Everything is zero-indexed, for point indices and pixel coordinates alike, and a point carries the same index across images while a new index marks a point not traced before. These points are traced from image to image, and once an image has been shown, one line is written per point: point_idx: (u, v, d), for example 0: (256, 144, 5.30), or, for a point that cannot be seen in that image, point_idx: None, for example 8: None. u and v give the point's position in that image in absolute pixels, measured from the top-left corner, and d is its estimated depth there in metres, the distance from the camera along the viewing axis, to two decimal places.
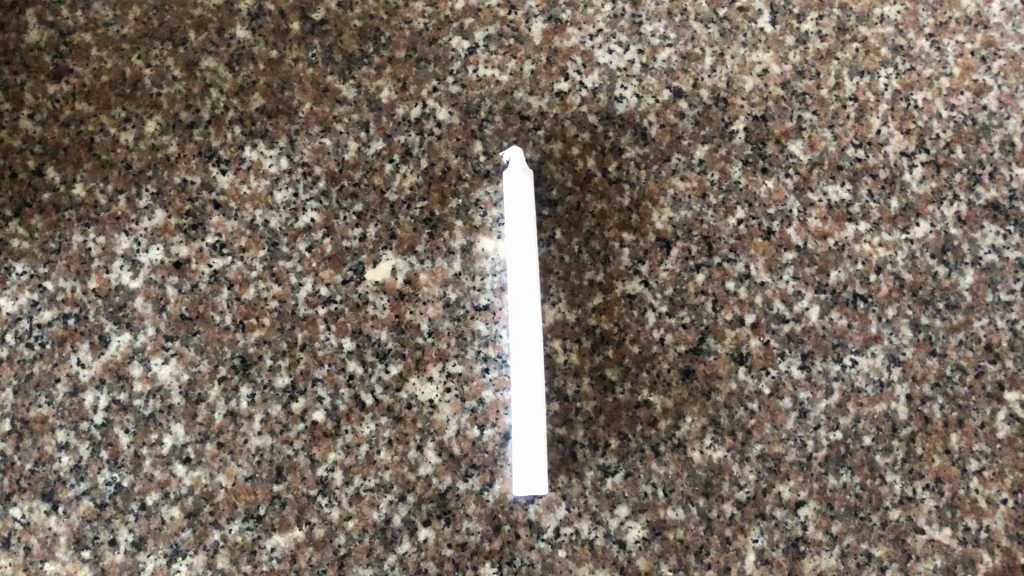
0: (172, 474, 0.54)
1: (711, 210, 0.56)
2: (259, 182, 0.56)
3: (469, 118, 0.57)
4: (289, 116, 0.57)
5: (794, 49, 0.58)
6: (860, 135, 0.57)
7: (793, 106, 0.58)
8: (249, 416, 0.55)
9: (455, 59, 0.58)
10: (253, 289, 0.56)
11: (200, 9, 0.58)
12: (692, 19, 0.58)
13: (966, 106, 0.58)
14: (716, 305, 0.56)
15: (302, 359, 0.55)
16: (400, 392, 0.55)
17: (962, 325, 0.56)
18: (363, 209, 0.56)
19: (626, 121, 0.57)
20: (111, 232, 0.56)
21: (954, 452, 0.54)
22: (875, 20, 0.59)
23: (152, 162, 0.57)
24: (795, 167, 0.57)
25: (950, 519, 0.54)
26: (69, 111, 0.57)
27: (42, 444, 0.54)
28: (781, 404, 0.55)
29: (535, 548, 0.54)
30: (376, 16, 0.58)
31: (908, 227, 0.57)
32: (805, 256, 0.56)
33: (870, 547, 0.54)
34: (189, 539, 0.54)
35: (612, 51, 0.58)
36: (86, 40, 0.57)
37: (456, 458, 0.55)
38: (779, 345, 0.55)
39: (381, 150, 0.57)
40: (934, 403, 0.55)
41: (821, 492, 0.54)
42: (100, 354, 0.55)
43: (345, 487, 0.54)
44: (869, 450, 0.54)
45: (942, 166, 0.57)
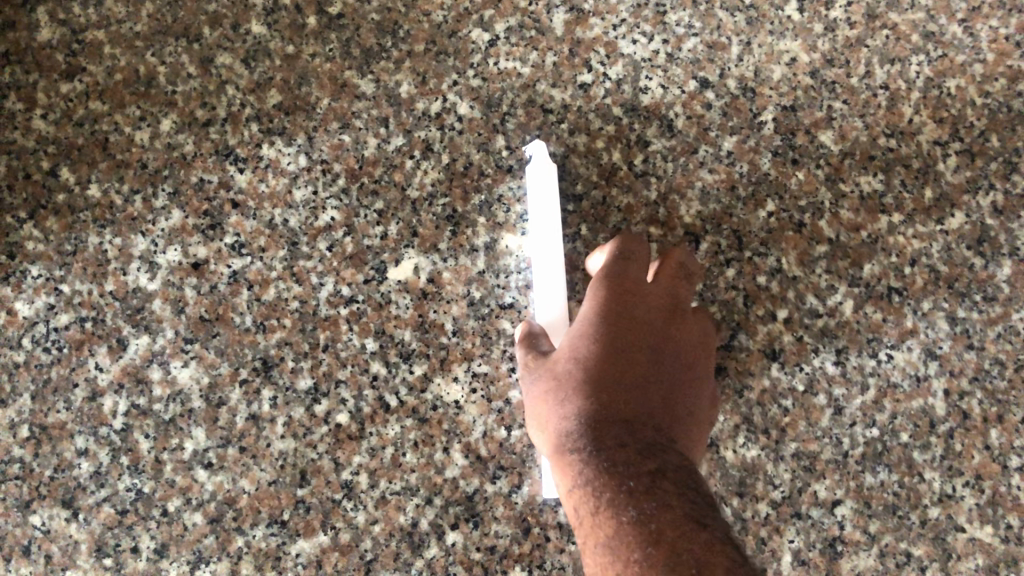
0: (194, 479, 0.53)
1: (740, 203, 0.55)
2: (277, 180, 0.55)
3: (491, 112, 0.56)
4: (308, 113, 0.56)
5: (822, 36, 0.57)
6: (892, 124, 0.56)
7: (823, 96, 0.56)
8: (271, 420, 0.54)
9: (475, 51, 0.56)
10: (274, 289, 0.54)
11: (215, 5, 0.56)
12: (718, 8, 0.57)
13: (1001, 92, 0.56)
14: (747, 300, 0.54)
15: (325, 360, 0.54)
16: (425, 393, 0.54)
17: (1000, 318, 0.54)
18: (384, 207, 0.55)
19: (652, 113, 0.56)
20: (127, 233, 0.55)
21: (994, 449, 0.53)
22: (906, 6, 0.57)
23: (168, 161, 0.55)
24: (826, 158, 0.56)
25: (991, 517, 0.53)
26: (83, 111, 0.56)
27: (60, 450, 0.53)
28: (815, 400, 0.54)
29: (566, 551, 0.53)
30: (394, 9, 0.57)
31: (943, 218, 0.55)
32: (837, 248, 0.55)
33: (910, 546, 0.53)
34: (212, 545, 0.53)
35: (636, 41, 0.56)
36: (99, 38, 0.56)
37: (484, 460, 0.53)
38: (812, 340, 0.54)
39: (402, 146, 0.56)
40: (973, 399, 0.54)
41: (858, 490, 0.53)
42: (119, 357, 0.54)
43: (371, 490, 0.53)
44: (906, 447, 0.53)
45: (977, 154, 0.56)
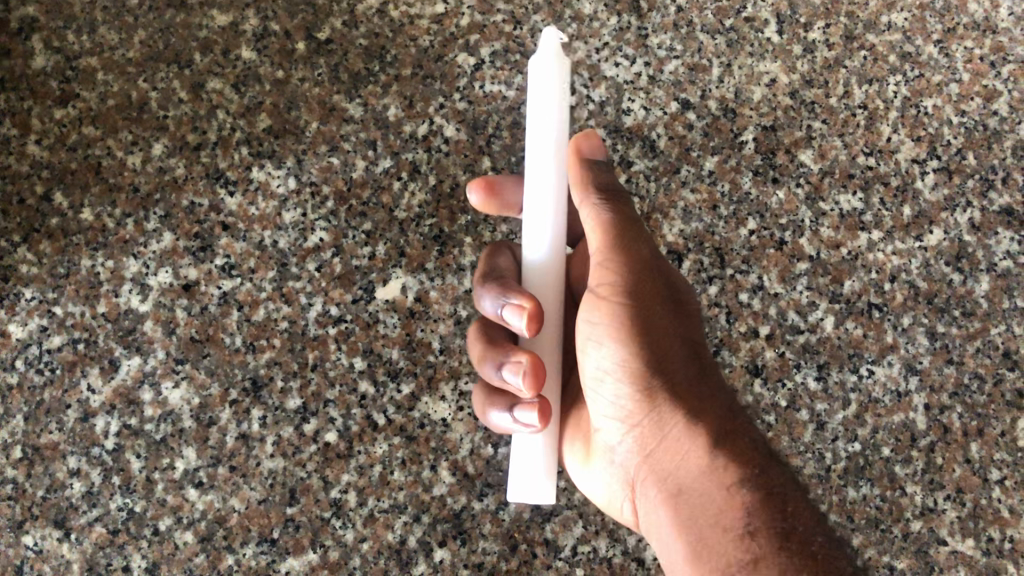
0: (185, 498, 0.54)
1: (722, 221, 0.56)
2: (267, 203, 0.56)
3: (477, 134, 0.57)
4: (297, 136, 0.57)
5: (802, 57, 0.58)
6: (870, 143, 0.57)
7: (802, 116, 0.57)
8: (261, 439, 0.54)
9: (461, 75, 0.57)
10: (263, 310, 0.55)
11: (206, 31, 0.58)
12: (698, 31, 0.58)
13: (977, 111, 0.58)
14: (729, 317, 0.55)
15: (314, 380, 0.55)
16: (413, 411, 0.55)
17: (979, 333, 0.56)
18: (372, 228, 0.56)
19: (634, 134, 0.57)
20: (119, 256, 0.56)
21: (974, 462, 0.54)
22: (883, 28, 0.58)
23: (160, 184, 0.56)
24: (806, 176, 0.56)
25: (972, 530, 0.53)
26: (76, 136, 0.57)
27: (53, 470, 0.54)
28: (798, 416, 0.54)
29: (553, 567, 0.54)
30: (381, 34, 0.58)
31: (921, 235, 0.56)
32: (818, 265, 0.56)
33: (893, 560, 0.53)
34: (203, 564, 0.53)
35: (619, 64, 0.57)
36: (92, 64, 0.57)
37: (471, 478, 0.54)
38: (794, 356, 0.55)
39: (389, 168, 0.56)
40: (953, 413, 0.55)
41: (840, 504, 0.54)
42: (111, 378, 0.55)
43: (360, 508, 0.54)
44: (888, 461, 0.54)
45: (954, 172, 0.57)
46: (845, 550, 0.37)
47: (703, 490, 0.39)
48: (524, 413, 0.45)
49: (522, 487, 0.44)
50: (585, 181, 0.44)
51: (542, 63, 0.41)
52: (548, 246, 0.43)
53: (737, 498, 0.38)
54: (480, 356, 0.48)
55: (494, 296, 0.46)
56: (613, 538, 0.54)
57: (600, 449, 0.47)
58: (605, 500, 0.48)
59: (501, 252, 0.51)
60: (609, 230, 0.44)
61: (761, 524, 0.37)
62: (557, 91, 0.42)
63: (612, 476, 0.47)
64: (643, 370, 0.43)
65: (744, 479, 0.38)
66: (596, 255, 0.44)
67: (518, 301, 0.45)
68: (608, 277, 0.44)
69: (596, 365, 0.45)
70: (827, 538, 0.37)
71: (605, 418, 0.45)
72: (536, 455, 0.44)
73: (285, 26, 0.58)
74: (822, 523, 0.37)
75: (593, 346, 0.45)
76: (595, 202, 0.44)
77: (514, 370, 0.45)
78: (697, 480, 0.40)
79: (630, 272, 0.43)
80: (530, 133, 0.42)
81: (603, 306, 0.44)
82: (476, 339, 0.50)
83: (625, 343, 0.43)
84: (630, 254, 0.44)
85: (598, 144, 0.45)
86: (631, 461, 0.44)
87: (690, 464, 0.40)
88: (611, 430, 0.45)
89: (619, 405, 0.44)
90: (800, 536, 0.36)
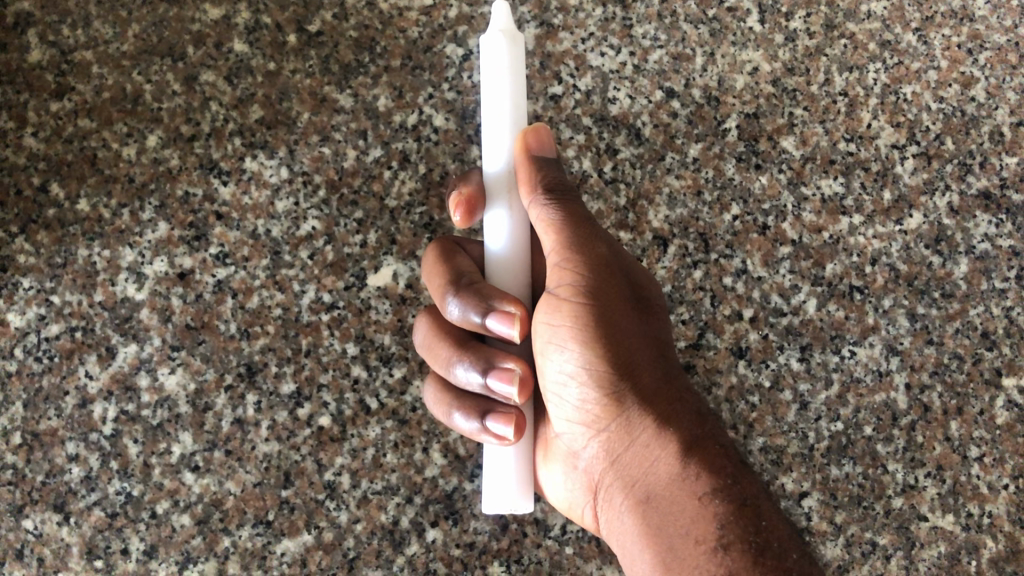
0: (181, 482, 0.55)
1: (706, 207, 0.57)
2: (260, 192, 0.57)
3: (465, 123, 0.58)
4: (289, 126, 0.58)
5: (784, 46, 0.59)
6: (851, 129, 0.58)
7: (785, 103, 0.58)
8: (256, 423, 0.55)
9: (450, 66, 0.58)
10: (257, 297, 0.56)
11: (199, 25, 0.58)
12: (683, 21, 0.58)
13: (955, 97, 0.59)
14: (714, 300, 0.56)
15: (308, 365, 0.56)
16: (404, 395, 0.56)
17: (958, 314, 0.57)
18: (363, 216, 0.57)
19: (620, 122, 0.57)
20: (115, 245, 0.57)
21: (954, 440, 0.56)
22: (863, 17, 0.59)
23: (155, 175, 0.57)
24: (788, 163, 0.58)
25: (952, 506, 0.55)
26: (72, 128, 0.57)
27: (52, 456, 0.55)
28: (781, 396, 0.56)
29: (542, 546, 0.56)
30: (371, 26, 0.58)
31: (902, 219, 0.58)
32: (801, 249, 0.57)
33: (874, 535, 0.55)
34: (200, 546, 0.55)
35: (604, 54, 0.58)
36: (87, 58, 0.58)
37: (462, 459, 0.56)
38: (778, 338, 0.56)
39: (380, 157, 0.57)
40: (933, 392, 0.56)
41: (824, 483, 0.55)
42: (108, 365, 0.56)
43: (353, 490, 0.55)
44: (870, 439, 0.56)
45: (933, 157, 0.58)
46: (812, 560, 0.39)
47: (676, 500, 0.41)
48: (497, 424, 0.46)
49: (499, 498, 0.45)
50: (532, 182, 0.43)
51: (492, 43, 0.41)
52: (507, 237, 0.45)
53: (709, 510, 0.40)
54: (449, 358, 0.48)
55: (472, 305, 0.46)
56: None
57: (561, 452, 0.49)
58: (565, 501, 0.50)
59: (459, 252, 0.49)
60: (562, 229, 0.44)
61: (736, 537, 0.39)
62: (510, 72, 0.41)
63: (572, 478, 0.48)
64: (609, 375, 0.44)
65: (717, 491, 0.40)
66: (555, 253, 0.45)
67: (507, 311, 0.44)
68: (569, 278, 0.45)
69: (559, 369, 0.46)
70: (798, 551, 0.39)
71: (568, 421, 0.47)
72: (509, 469, 0.45)
73: (277, 19, 0.58)
74: (791, 535, 0.40)
75: (555, 349, 0.45)
76: (544, 203, 0.44)
77: (504, 379, 0.45)
78: (669, 489, 0.41)
79: (589, 273, 0.45)
80: (485, 120, 0.43)
81: (564, 308, 0.45)
82: (440, 339, 0.49)
83: (589, 346, 0.44)
84: (587, 255, 0.44)
85: (546, 137, 0.44)
86: (596, 466, 0.46)
87: (660, 472, 0.42)
88: (574, 433, 0.47)
89: (583, 409, 0.45)
90: (773, 552, 0.38)
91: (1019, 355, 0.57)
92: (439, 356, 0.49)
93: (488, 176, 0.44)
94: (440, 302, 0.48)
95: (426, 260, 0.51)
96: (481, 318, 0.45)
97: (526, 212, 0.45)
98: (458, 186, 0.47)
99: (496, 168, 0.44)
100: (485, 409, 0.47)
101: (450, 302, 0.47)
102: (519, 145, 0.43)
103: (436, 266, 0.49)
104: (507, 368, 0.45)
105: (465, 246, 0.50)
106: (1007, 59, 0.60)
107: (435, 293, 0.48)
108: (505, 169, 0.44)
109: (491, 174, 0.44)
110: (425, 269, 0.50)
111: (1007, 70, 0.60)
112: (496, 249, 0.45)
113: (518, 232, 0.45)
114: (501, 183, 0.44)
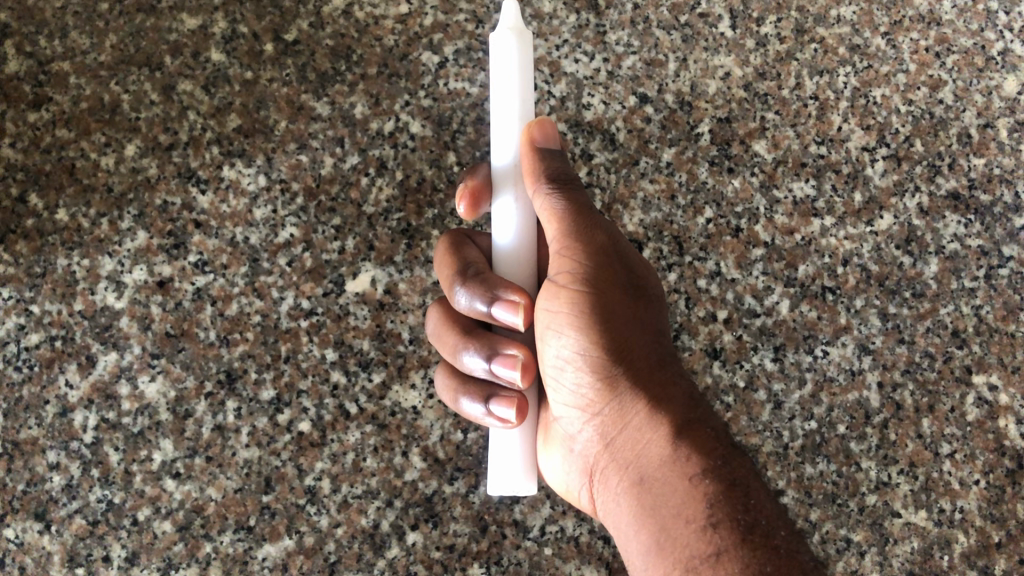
0: (162, 489, 0.55)
1: (680, 210, 0.57)
2: (238, 200, 0.57)
3: (442, 130, 0.59)
4: (266, 135, 0.58)
5: (755, 51, 0.60)
6: (822, 132, 0.59)
7: (756, 107, 0.59)
8: (236, 429, 0.56)
9: (426, 73, 0.59)
10: (236, 304, 0.57)
11: (176, 35, 0.59)
12: (655, 27, 0.59)
13: (923, 100, 0.60)
14: (688, 302, 0.57)
15: (287, 372, 0.56)
16: (384, 400, 0.56)
17: (929, 313, 0.58)
18: (341, 223, 0.58)
19: (595, 128, 0.58)
20: (94, 254, 0.57)
21: (926, 437, 0.57)
22: (832, 21, 0.60)
23: (133, 184, 0.57)
24: (760, 166, 0.58)
25: (924, 502, 0.56)
26: (50, 138, 0.58)
27: (32, 464, 0.55)
28: (756, 396, 0.56)
29: (522, 547, 0.56)
30: (347, 35, 0.59)
31: (872, 220, 0.59)
32: (773, 251, 0.58)
33: (849, 532, 0.56)
34: (181, 552, 0.55)
35: (578, 60, 0.58)
36: (65, 68, 0.58)
37: (442, 462, 0.56)
38: (751, 339, 0.57)
39: (357, 164, 0.58)
40: (905, 390, 0.57)
41: (799, 481, 0.56)
42: (88, 374, 0.56)
43: (333, 494, 0.56)
44: (843, 438, 0.56)
45: (903, 159, 0.59)
46: (802, 540, 0.39)
47: (667, 481, 0.41)
48: (500, 407, 0.46)
49: (503, 482, 0.46)
50: (536, 172, 0.44)
51: (501, 40, 0.41)
52: (515, 232, 0.45)
53: (700, 490, 0.39)
54: (456, 346, 0.49)
55: (477, 294, 0.46)
56: (580, 517, 0.56)
57: (558, 436, 0.48)
58: (561, 485, 0.50)
59: (468, 244, 0.50)
60: (564, 218, 0.45)
61: (724, 515, 0.38)
62: (519, 69, 0.42)
63: (568, 461, 0.48)
64: (604, 360, 0.44)
65: (707, 472, 0.40)
66: (556, 242, 0.46)
67: (511, 299, 0.45)
68: (568, 266, 0.45)
69: (556, 354, 0.46)
70: (788, 531, 0.38)
71: (565, 406, 0.47)
72: (514, 453, 0.46)
73: (253, 28, 0.59)
74: (781, 515, 0.39)
75: (553, 335, 0.46)
76: (547, 193, 0.44)
77: (507, 364, 0.46)
78: (661, 470, 0.41)
79: (588, 262, 0.45)
80: (494, 115, 0.43)
81: (563, 295, 0.45)
82: (448, 328, 0.50)
83: (585, 331, 0.44)
84: (586, 243, 0.45)
85: (551, 130, 0.44)
86: (591, 450, 0.46)
87: (652, 454, 0.42)
88: (570, 418, 0.47)
89: (579, 394, 0.46)
90: (762, 530, 0.38)
91: (988, 353, 0.58)
92: (448, 345, 0.50)
93: (496, 170, 0.44)
94: (449, 292, 0.49)
95: (436, 253, 0.52)
96: (487, 307, 0.46)
97: (531, 203, 0.45)
98: (466, 179, 0.49)
99: (504, 162, 0.44)
100: (488, 394, 0.47)
101: (458, 291, 0.48)
102: (524, 138, 0.43)
103: (446, 256, 0.50)
104: (511, 354, 0.46)
105: (476, 239, 0.51)
106: (974, 62, 0.61)
107: (445, 283, 0.49)
108: (513, 164, 0.44)
109: (499, 168, 0.44)
110: (436, 260, 0.51)
111: (975, 73, 0.60)
112: (503, 243, 0.46)
113: (527, 225, 0.45)
114: (508, 177, 0.44)
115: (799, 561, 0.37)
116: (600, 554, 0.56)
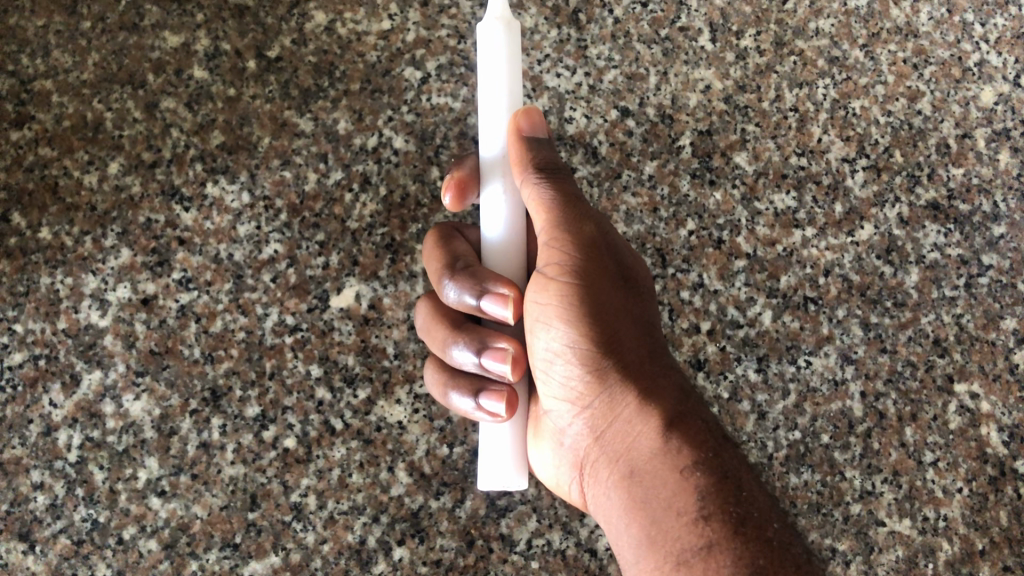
0: (148, 507, 0.55)
1: (662, 223, 0.58)
2: (221, 217, 0.57)
3: (425, 145, 0.59)
4: (249, 151, 0.58)
5: (735, 64, 0.60)
6: (802, 143, 0.60)
7: (736, 120, 0.59)
8: (221, 446, 0.56)
9: (409, 89, 0.59)
10: (220, 321, 0.57)
11: (158, 52, 0.59)
12: (636, 41, 0.59)
13: (902, 111, 0.61)
14: (671, 314, 0.57)
15: (271, 388, 0.56)
16: (369, 415, 0.56)
17: (910, 322, 0.58)
18: (325, 238, 0.58)
19: (577, 141, 0.58)
20: (78, 273, 0.57)
21: (909, 445, 0.57)
22: (811, 34, 0.61)
23: (117, 203, 0.57)
24: (741, 178, 0.59)
25: (909, 511, 0.57)
26: (33, 157, 0.57)
27: (17, 484, 0.55)
28: (740, 407, 0.57)
29: (509, 560, 0.56)
30: (330, 51, 0.59)
31: (853, 230, 0.59)
32: (755, 262, 0.58)
33: (834, 541, 0.56)
34: (167, 570, 0.55)
35: (560, 75, 0.59)
36: (47, 87, 0.58)
37: (428, 477, 0.56)
38: (734, 350, 0.57)
39: (341, 180, 0.58)
40: (888, 400, 0.58)
41: (784, 491, 0.56)
42: (72, 393, 0.56)
43: (320, 510, 0.56)
44: (827, 447, 0.57)
45: (882, 170, 0.60)
46: (794, 534, 0.39)
47: (656, 473, 0.41)
48: (491, 401, 0.47)
49: (494, 476, 0.46)
50: (524, 162, 0.44)
51: (489, 30, 0.41)
52: (504, 225, 0.45)
53: (691, 483, 0.39)
54: (446, 340, 0.49)
55: (467, 287, 0.47)
56: (567, 530, 0.57)
57: (548, 430, 0.49)
58: (551, 479, 0.50)
59: (457, 237, 0.51)
60: (552, 209, 0.45)
61: (716, 508, 0.38)
62: (507, 60, 0.42)
63: (559, 455, 0.48)
64: (593, 352, 0.44)
65: (698, 465, 0.40)
66: (545, 234, 0.46)
67: (501, 293, 0.46)
68: (557, 257, 0.45)
69: (546, 347, 0.46)
70: (780, 524, 0.39)
71: (555, 400, 0.47)
72: (505, 448, 0.46)
73: (236, 46, 0.59)
74: (772, 508, 0.39)
75: (542, 328, 0.46)
76: (535, 182, 0.44)
77: (497, 357, 0.46)
78: (651, 463, 0.41)
79: (578, 253, 0.45)
80: (482, 105, 0.43)
81: (551, 288, 0.45)
82: (438, 322, 0.50)
83: (574, 323, 0.45)
84: (575, 234, 0.45)
85: (538, 119, 0.44)
86: (582, 443, 0.46)
87: (642, 447, 0.42)
88: (561, 412, 0.47)
89: (568, 386, 0.46)
90: (753, 523, 0.38)
91: (969, 361, 0.59)
92: (437, 339, 0.50)
93: (485, 160, 0.44)
94: (438, 285, 0.49)
95: (425, 246, 0.52)
96: (477, 300, 0.47)
97: (520, 193, 0.45)
98: (453, 171, 0.50)
99: (492, 153, 0.44)
100: (478, 387, 0.48)
101: (446, 284, 0.48)
102: (512, 128, 0.43)
103: (435, 250, 0.50)
104: (501, 347, 0.46)
105: (464, 232, 0.51)
106: (951, 74, 0.61)
107: (434, 276, 0.50)
108: (501, 155, 0.44)
109: (489, 159, 0.44)
110: (426, 254, 0.52)
111: (952, 84, 0.61)
112: (493, 236, 0.46)
113: (516, 216, 0.45)
114: (497, 167, 0.44)
115: (792, 554, 0.37)
116: (586, 566, 0.57)
